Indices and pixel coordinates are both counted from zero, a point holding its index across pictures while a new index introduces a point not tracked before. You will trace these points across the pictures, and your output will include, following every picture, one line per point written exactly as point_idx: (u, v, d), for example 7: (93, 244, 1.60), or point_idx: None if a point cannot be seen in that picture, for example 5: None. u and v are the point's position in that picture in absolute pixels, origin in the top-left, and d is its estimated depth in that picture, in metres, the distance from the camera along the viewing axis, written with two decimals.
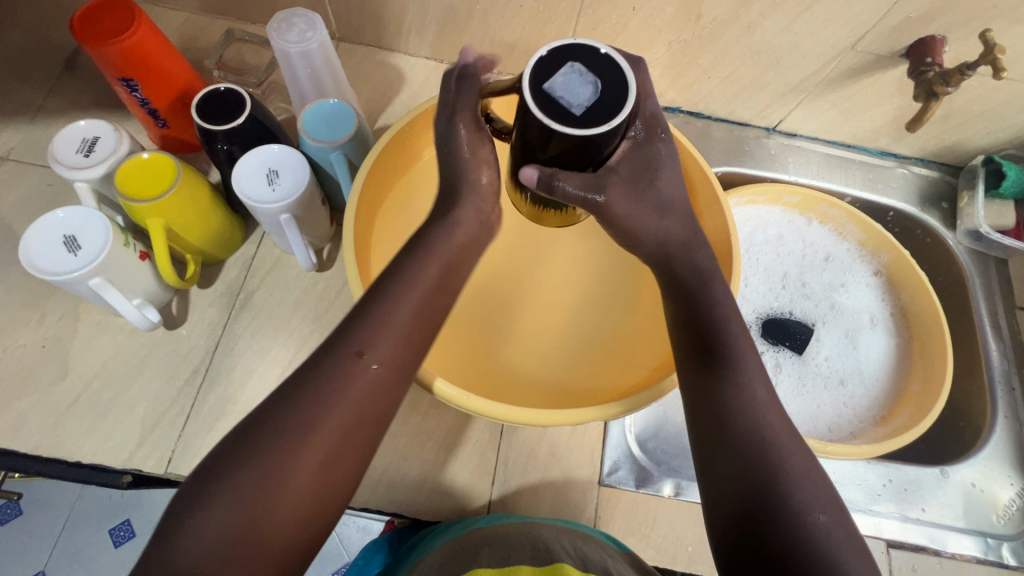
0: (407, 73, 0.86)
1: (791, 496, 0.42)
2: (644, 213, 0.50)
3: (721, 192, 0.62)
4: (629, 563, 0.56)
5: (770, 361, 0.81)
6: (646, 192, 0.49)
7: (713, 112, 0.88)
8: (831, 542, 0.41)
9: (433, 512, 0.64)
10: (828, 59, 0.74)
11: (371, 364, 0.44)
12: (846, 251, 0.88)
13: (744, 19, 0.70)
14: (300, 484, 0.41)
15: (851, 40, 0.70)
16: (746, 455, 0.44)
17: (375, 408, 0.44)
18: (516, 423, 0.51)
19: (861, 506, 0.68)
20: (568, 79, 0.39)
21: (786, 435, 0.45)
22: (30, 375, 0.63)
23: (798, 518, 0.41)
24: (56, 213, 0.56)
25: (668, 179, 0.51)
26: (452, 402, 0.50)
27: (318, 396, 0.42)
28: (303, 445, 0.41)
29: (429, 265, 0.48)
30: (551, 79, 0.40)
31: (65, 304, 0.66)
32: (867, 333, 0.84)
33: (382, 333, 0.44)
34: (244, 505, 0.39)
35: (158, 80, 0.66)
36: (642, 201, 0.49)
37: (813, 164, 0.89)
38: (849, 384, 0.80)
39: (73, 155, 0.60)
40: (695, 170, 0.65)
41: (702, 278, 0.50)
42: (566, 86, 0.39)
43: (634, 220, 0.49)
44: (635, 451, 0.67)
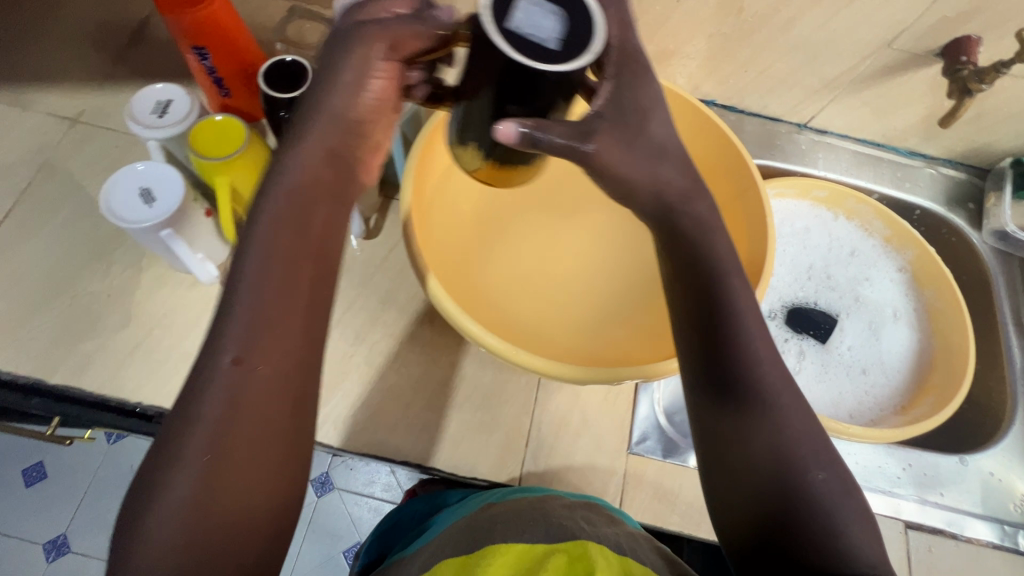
0: None
1: (794, 456, 0.44)
2: (640, 162, 0.47)
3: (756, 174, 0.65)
4: (643, 536, 0.56)
5: (795, 348, 0.83)
6: (640, 140, 0.47)
7: (747, 106, 0.91)
8: (832, 493, 0.43)
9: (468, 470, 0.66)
10: (864, 55, 0.76)
11: (237, 371, 0.39)
12: (871, 246, 0.91)
13: (784, 14, 0.73)
14: (260, 485, 0.39)
15: (888, 37, 0.73)
16: (751, 424, 0.45)
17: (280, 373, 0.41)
18: (555, 375, 0.55)
19: (882, 488, 0.70)
20: (531, 13, 0.38)
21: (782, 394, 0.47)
22: (95, 322, 0.66)
23: (802, 477, 0.43)
24: (136, 166, 0.60)
25: (658, 121, 0.47)
26: (501, 355, 0.54)
27: (214, 400, 0.38)
28: (245, 430, 0.39)
29: (306, 222, 0.44)
30: (514, 16, 0.37)
31: (129, 258, 0.70)
32: (889, 326, 0.86)
33: (252, 329, 0.40)
34: (214, 496, 0.37)
35: (227, 51, 0.70)
36: (637, 149, 0.47)
37: (843, 161, 0.91)
38: (871, 373, 0.83)
39: (148, 115, 0.64)
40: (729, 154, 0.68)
41: (704, 232, 0.50)
42: (531, 22, 0.38)
43: (633, 171, 0.47)
44: (663, 423, 0.70)
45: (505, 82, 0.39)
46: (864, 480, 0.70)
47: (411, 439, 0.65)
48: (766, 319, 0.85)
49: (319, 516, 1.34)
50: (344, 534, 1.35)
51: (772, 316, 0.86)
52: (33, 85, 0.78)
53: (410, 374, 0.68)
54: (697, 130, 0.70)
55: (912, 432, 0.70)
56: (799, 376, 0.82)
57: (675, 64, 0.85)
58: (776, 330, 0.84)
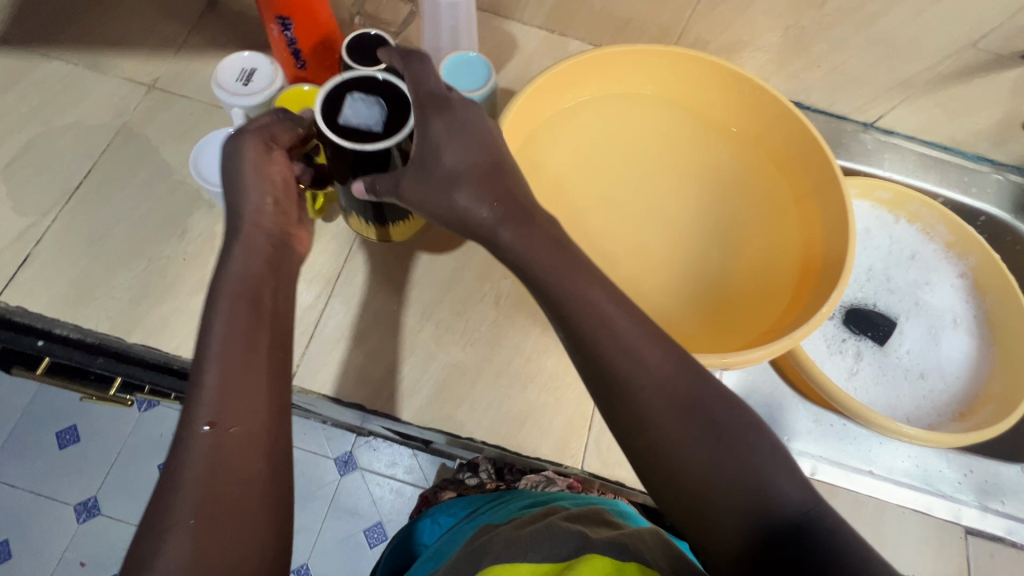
0: (519, 41, 0.89)
1: (743, 473, 0.42)
2: (436, 193, 0.48)
3: (833, 163, 0.64)
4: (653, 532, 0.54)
5: (852, 349, 0.83)
6: (435, 172, 0.49)
7: (814, 103, 0.90)
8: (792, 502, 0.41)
9: (533, 450, 0.66)
10: (946, 55, 0.75)
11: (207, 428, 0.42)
12: (932, 251, 0.89)
13: (869, 8, 0.72)
14: (235, 525, 0.40)
15: (974, 37, 0.72)
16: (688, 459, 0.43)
17: (260, 418, 0.45)
18: None
19: (943, 492, 0.70)
20: (354, 110, 0.52)
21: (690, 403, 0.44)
22: (172, 284, 0.67)
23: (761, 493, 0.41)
24: (227, 131, 0.62)
25: (455, 146, 0.49)
26: None
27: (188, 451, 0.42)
28: (226, 467, 0.42)
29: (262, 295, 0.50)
30: (342, 113, 0.52)
31: (204, 224, 0.71)
32: (949, 332, 0.84)
33: (217, 399, 0.43)
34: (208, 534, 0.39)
35: (309, 22, 0.70)
36: (433, 180, 0.49)
37: (909, 163, 0.90)
38: (929, 378, 0.82)
39: (233, 83, 0.65)
40: (805, 138, 0.67)
41: (525, 253, 0.47)
42: (355, 114, 0.52)
43: (429, 202, 0.50)
44: None
45: (352, 161, 0.53)
46: (924, 484, 0.70)
47: (476, 416, 0.66)
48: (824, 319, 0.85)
49: (341, 496, 1.25)
50: (364, 515, 1.25)
51: (830, 316, 0.85)
52: (110, 50, 0.79)
53: (475, 352, 0.69)
54: (773, 115, 0.69)
55: (976, 438, 0.68)
56: (855, 377, 0.81)
57: (745, 56, 0.85)
58: (833, 330, 0.84)
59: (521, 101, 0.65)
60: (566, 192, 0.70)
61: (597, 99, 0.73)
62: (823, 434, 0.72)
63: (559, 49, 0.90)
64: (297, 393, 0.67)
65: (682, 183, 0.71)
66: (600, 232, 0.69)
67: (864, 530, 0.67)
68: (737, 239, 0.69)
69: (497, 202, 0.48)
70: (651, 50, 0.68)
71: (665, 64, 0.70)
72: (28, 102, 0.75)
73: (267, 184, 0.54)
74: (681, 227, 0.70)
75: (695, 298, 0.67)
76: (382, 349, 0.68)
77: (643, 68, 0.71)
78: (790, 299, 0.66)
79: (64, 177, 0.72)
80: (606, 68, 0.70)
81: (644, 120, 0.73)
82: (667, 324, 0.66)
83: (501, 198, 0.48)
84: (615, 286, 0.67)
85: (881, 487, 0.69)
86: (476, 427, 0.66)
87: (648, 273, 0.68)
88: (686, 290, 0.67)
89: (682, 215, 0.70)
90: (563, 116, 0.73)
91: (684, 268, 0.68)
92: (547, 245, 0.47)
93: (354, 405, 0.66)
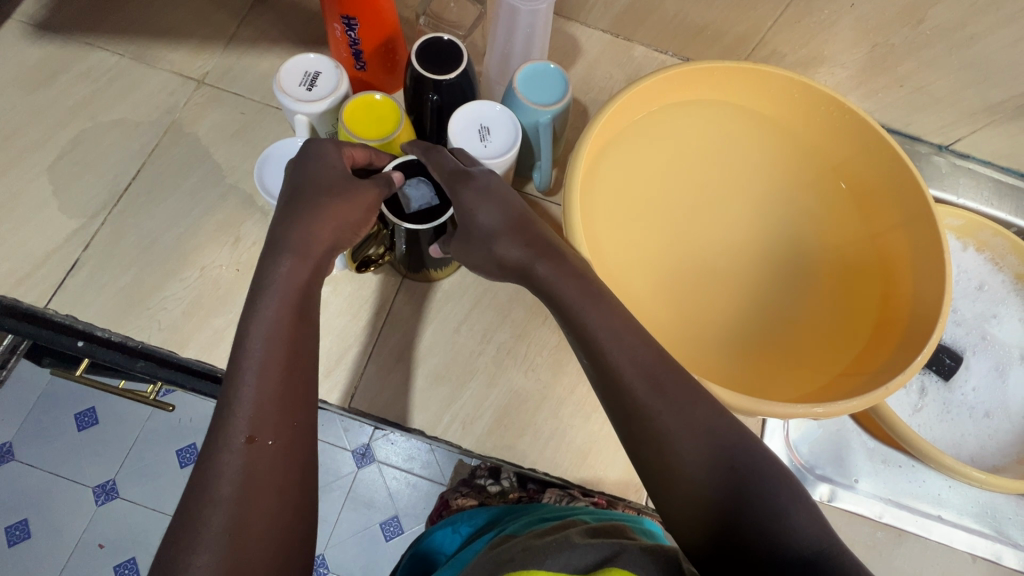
0: (583, 44, 0.85)
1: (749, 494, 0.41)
2: (476, 251, 0.53)
3: (929, 198, 0.60)
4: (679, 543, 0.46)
5: (915, 383, 0.80)
6: (473, 233, 0.53)
7: (888, 121, 0.85)
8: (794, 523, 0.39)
9: (595, 482, 0.64)
10: None
11: (240, 442, 0.42)
12: (1001, 282, 0.85)
13: (967, 31, 0.67)
14: (257, 538, 0.40)
15: None
16: (698, 482, 0.42)
17: (283, 427, 0.44)
18: (730, 406, 0.52)
19: (1012, 539, 0.68)
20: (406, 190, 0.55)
21: (703, 424, 0.44)
22: (225, 296, 0.65)
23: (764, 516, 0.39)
24: (294, 142, 0.58)
25: (489, 209, 0.52)
26: None
27: (211, 463, 0.42)
28: (239, 476, 0.41)
29: (307, 309, 0.49)
30: (396, 198, 0.55)
31: (258, 232, 0.67)
32: (1017, 368, 0.81)
33: (254, 413, 0.43)
34: (228, 552, 0.39)
35: (375, 21, 0.66)
36: (472, 240, 0.53)
37: (983, 190, 0.86)
38: (995, 417, 0.79)
39: (297, 87, 0.61)
40: (897, 169, 0.63)
41: (552, 291, 0.50)
42: (409, 194, 0.55)
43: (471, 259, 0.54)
44: (791, 454, 0.68)
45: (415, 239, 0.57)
46: (994, 531, 0.68)
47: (538, 446, 0.64)
48: None
49: (358, 488, 1.13)
50: (380, 509, 1.14)
51: None
52: (158, 40, 0.75)
53: (537, 379, 0.66)
54: (861, 144, 0.65)
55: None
56: (918, 413, 0.79)
57: (821, 71, 0.81)
58: None
59: (605, 116, 0.61)
60: (633, 208, 0.67)
61: (674, 116, 0.70)
62: (893, 474, 0.69)
63: (625, 54, 0.85)
64: (355, 415, 0.65)
65: (758, 208, 0.68)
66: (670, 251, 0.66)
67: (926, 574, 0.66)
68: (815, 269, 0.66)
69: (529, 245, 0.52)
70: (737, 68, 0.64)
71: (753, 84, 0.66)
72: (75, 95, 0.72)
73: (341, 204, 0.51)
74: (754, 250, 0.67)
75: (768, 328, 0.64)
76: (443, 372, 0.66)
77: (731, 86, 0.67)
78: (870, 338, 0.63)
79: (113, 176, 0.69)
80: (692, 83, 0.66)
81: (722, 138, 0.70)
82: (739, 353, 0.63)
83: (534, 247, 0.52)
84: (685, 308, 0.64)
85: (949, 533, 0.67)
86: (538, 456, 0.64)
87: (719, 297, 0.65)
88: (759, 318, 0.64)
89: (755, 240, 0.67)
90: (643, 127, 0.69)
91: (758, 296, 0.65)
92: (572, 290, 0.49)
93: (413, 430, 0.64)
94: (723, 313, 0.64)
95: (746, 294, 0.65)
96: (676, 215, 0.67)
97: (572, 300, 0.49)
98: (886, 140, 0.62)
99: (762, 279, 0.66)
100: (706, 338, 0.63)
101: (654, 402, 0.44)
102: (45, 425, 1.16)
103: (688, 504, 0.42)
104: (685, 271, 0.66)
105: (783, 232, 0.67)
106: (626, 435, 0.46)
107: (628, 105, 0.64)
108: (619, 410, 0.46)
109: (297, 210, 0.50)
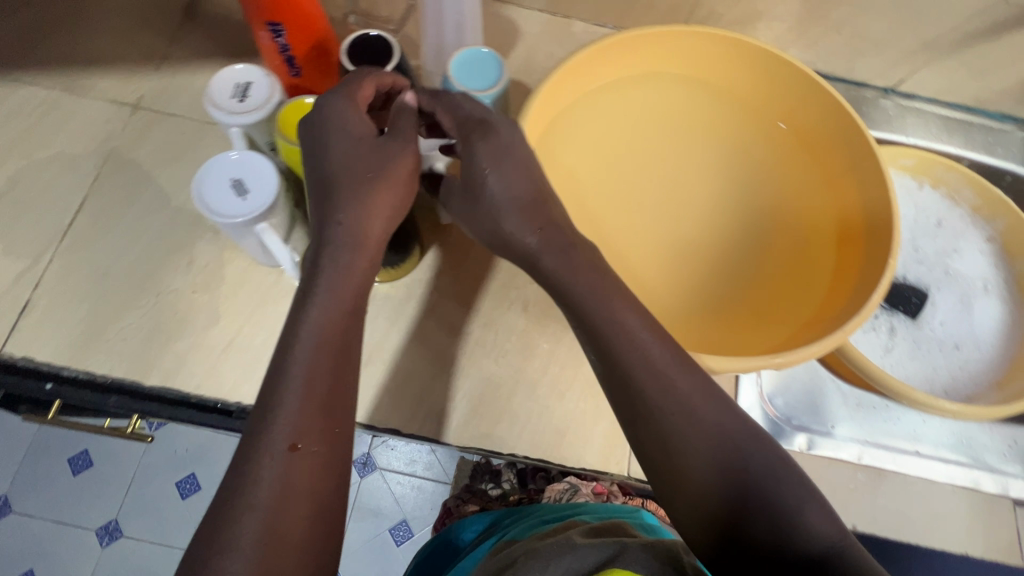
0: (522, 27, 0.84)
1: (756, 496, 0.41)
2: (485, 215, 0.50)
3: (871, 140, 0.61)
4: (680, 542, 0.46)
5: (885, 325, 0.81)
6: (477, 197, 0.49)
7: (832, 70, 0.86)
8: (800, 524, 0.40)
9: (576, 460, 0.64)
10: None
11: (289, 451, 0.41)
12: (959, 216, 0.87)
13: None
14: (294, 558, 0.39)
15: None
16: (707, 481, 0.42)
17: (328, 444, 0.42)
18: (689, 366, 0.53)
19: (989, 465, 0.68)
20: None
21: (711, 423, 0.44)
22: (184, 318, 0.64)
23: (771, 516, 0.41)
24: (231, 154, 0.56)
25: (502, 176, 0.49)
26: None
27: (241, 472, 0.40)
28: (273, 494, 0.40)
29: (363, 312, 0.47)
30: None
31: (211, 252, 0.67)
32: (980, 299, 0.83)
33: (298, 419, 0.42)
34: (259, 570, 0.37)
35: (302, 25, 0.65)
36: (482, 204, 0.50)
37: (932, 127, 0.87)
38: (964, 349, 0.80)
39: (229, 100, 0.60)
40: (838, 116, 0.63)
41: (572, 273, 0.47)
42: None
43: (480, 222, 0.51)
44: (765, 407, 0.68)
45: None
46: (971, 460, 0.69)
47: (516, 431, 0.65)
48: None
49: (363, 496, 1.12)
50: (386, 516, 1.13)
51: None
52: (88, 69, 0.74)
53: (508, 364, 0.66)
54: (800, 95, 0.66)
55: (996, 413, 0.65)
56: (890, 353, 0.80)
57: (760, 28, 0.81)
58: None
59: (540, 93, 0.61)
60: (583, 183, 0.67)
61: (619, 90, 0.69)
62: (865, 415, 0.70)
63: (565, 31, 0.85)
64: None
65: (708, 170, 0.68)
66: (623, 223, 0.66)
67: (913, 510, 0.66)
68: (769, 224, 0.67)
69: (543, 230, 0.48)
70: (667, 32, 0.64)
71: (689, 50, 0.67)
72: (8, 134, 0.70)
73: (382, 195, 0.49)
74: (708, 213, 0.67)
75: (728, 289, 0.64)
76: (415, 369, 0.66)
77: (665, 50, 0.67)
78: (832, 286, 0.63)
79: (57, 212, 0.68)
80: (625, 52, 0.66)
81: (665, 106, 0.70)
82: (699, 314, 0.63)
83: (552, 224, 0.48)
84: (644, 277, 0.65)
85: (929, 466, 0.67)
86: (516, 441, 0.64)
87: (676, 263, 0.65)
88: (718, 279, 0.65)
89: (708, 202, 0.67)
90: (584, 102, 0.69)
91: (716, 258, 0.65)
92: (589, 278, 0.47)
93: (388, 430, 0.64)
94: (683, 279, 0.65)
95: (704, 257, 0.65)
96: (626, 187, 0.67)
97: (587, 290, 0.47)
98: (823, 87, 0.62)
99: (719, 240, 0.66)
100: (667, 305, 0.64)
101: (664, 395, 0.44)
102: (36, 474, 1.15)
103: (695, 499, 0.43)
104: (643, 242, 0.66)
105: (735, 191, 0.68)
106: (632, 427, 0.46)
107: (562, 81, 0.64)
108: (629, 401, 0.45)
109: (338, 189, 0.48)
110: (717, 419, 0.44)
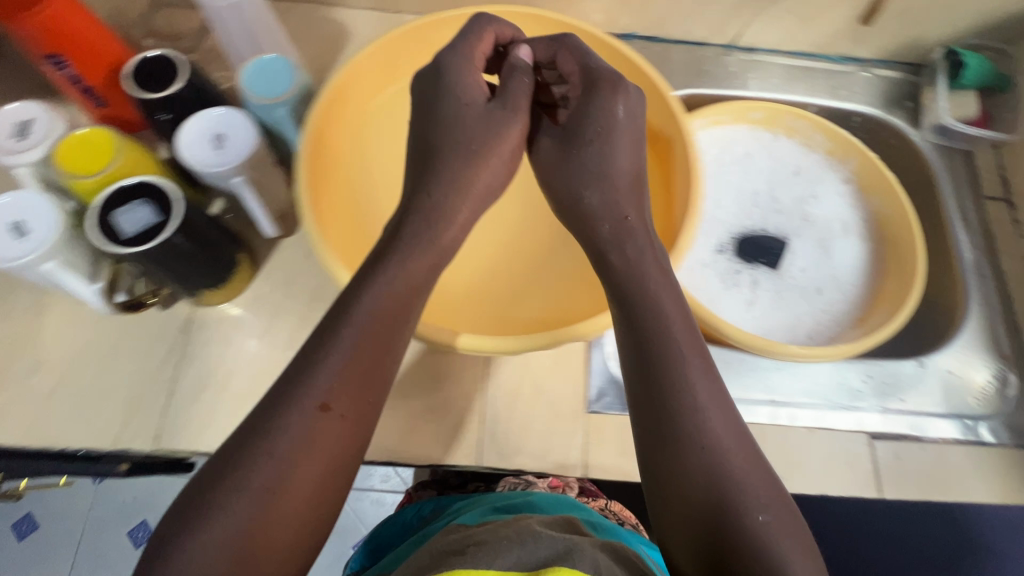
0: (350, 28, 0.83)
1: (737, 496, 0.43)
2: (579, 173, 0.56)
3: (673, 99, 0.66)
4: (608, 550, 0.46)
5: (747, 279, 0.82)
6: (585, 147, 0.56)
7: (669, 34, 0.86)
8: (773, 538, 0.41)
9: (427, 457, 0.64)
10: None
11: (338, 421, 0.43)
12: (816, 161, 0.87)
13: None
14: (285, 538, 0.41)
15: None
16: (698, 475, 0.44)
17: (347, 452, 0.44)
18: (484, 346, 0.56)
19: (842, 404, 0.70)
20: (127, 216, 0.53)
21: (733, 427, 0.47)
22: (5, 371, 0.62)
23: (741, 517, 0.42)
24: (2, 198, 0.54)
25: (624, 148, 0.56)
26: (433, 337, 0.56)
27: (258, 433, 0.42)
28: (298, 468, 0.41)
29: (423, 293, 0.50)
30: (121, 228, 0.53)
31: (32, 298, 0.65)
32: (839, 241, 0.84)
33: (333, 380, 0.44)
34: (244, 531, 0.39)
35: (86, 53, 0.63)
36: (582, 157, 0.56)
37: (775, 78, 0.88)
38: (826, 292, 0.81)
39: (7, 140, 0.58)
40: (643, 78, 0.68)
41: (634, 267, 0.52)
42: (130, 220, 0.53)
43: (569, 180, 0.57)
44: (616, 377, 0.69)
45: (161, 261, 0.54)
46: (826, 401, 0.71)
47: None
48: (717, 253, 0.84)
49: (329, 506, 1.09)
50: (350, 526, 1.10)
51: (722, 250, 0.84)
52: None
53: None
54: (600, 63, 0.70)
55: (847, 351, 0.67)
56: (754, 306, 0.81)
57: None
58: (727, 263, 0.83)
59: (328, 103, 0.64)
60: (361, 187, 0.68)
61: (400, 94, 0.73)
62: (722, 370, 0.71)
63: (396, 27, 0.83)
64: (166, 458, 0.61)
65: None
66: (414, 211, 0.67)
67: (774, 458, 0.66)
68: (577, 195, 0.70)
69: (630, 217, 0.54)
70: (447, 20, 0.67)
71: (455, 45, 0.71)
72: None
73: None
74: None
75: None
76: (252, 389, 0.63)
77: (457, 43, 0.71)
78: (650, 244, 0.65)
79: None
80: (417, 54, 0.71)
81: None
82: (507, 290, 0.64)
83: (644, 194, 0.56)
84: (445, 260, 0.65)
85: (782, 414, 0.69)
86: None
87: None
88: None
89: None
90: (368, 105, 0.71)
91: None
92: (655, 267, 0.52)
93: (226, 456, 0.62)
94: None
95: None
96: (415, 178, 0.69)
97: (658, 286, 0.51)
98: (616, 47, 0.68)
99: None
100: None
101: (703, 385, 0.47)
102: None
103: (678, 485, 0.45)
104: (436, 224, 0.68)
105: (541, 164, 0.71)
106: (637, 413, 0.48)
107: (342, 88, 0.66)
108: (642, 365, 0.49)
109: (467, 155, 0.54)
110: (749, 446, 0.46)
